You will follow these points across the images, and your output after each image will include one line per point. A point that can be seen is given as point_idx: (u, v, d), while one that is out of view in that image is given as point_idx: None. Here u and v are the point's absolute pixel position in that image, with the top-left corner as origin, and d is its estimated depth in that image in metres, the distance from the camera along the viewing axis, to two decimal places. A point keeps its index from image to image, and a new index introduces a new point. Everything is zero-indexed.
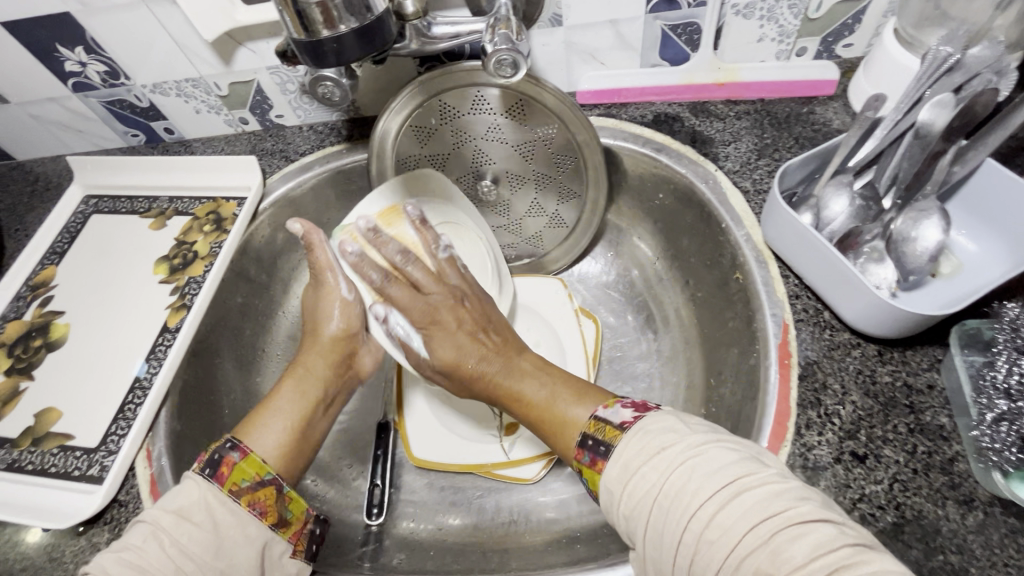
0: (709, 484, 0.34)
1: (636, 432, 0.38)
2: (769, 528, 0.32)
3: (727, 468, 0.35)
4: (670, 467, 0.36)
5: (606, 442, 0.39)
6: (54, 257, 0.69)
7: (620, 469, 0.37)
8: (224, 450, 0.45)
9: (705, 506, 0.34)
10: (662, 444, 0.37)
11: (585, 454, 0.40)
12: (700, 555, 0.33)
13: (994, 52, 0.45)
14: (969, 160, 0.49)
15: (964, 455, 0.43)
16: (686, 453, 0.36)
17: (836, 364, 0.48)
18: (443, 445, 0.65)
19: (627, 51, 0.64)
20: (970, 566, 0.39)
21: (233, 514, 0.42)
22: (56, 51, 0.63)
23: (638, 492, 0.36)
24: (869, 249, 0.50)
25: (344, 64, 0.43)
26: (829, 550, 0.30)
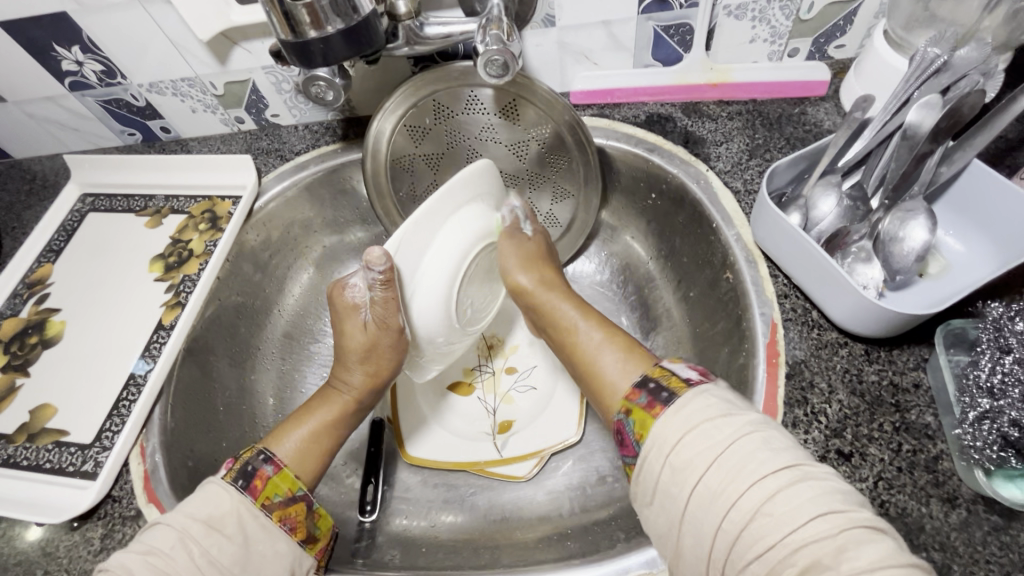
0: (773, 460, 0.34)
1: (701, 389, 0.38)
2: (834, 522, 0.31)
3: (786, 450, 0.35)
4: (735, 435, 0.35)
5: (669, 390, 0.39)
6: (51, 255, 0.69)
7: (677, 419, 0.37)
8: (259, 462, 0.45)
9: (766, 482, 0.33)
10: (720, 411, 0.37)
11: (642, 395, 0.40)
12: (755, 529, 0.32)
13: (982, 53, 0.46)
14: (956, 160, 0.49)
15: (947, 453, 0.43)
16: (748, 426, 0.36)
17: (823, 363, 0.48)
18: (438, 444, 0.66)
19: (620, 51, 0.65)
20: (952, 563, 0.39)
21: (262, 527, 0.43)
22: (53, 51, 0.63)
23: (688, 454, 0.36)
24: (857, 248, 0.51)
25: (332, 63, 0.44)
26: (886, 562, 0.30)
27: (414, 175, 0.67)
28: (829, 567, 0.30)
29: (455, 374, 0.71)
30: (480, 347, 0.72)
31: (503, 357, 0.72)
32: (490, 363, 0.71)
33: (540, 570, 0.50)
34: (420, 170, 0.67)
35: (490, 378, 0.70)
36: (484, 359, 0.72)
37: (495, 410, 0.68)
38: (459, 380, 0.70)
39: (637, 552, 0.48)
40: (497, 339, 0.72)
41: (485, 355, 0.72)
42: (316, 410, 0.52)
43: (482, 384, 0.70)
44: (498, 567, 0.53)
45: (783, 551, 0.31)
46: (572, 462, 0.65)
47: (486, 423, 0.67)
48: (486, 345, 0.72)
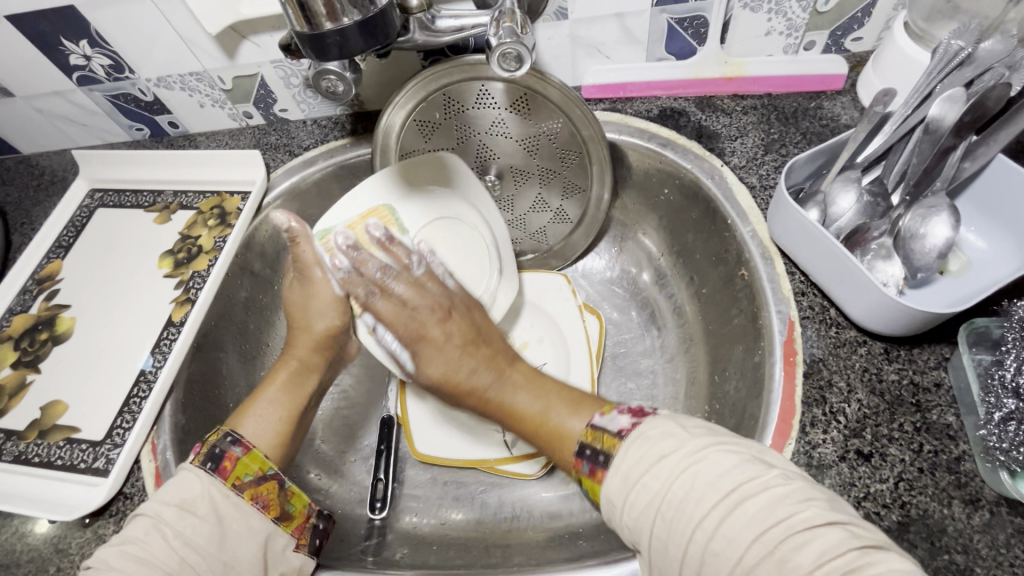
0: (709, 493, 0.33)
1: (635, 439, 0.38)
2: (772, 538, 0.31)
3: (723, 477, 0.34)
4: (667, 479, 0.35)
5: (604, 451, 0.39)
6: (60, 251, 0.69)
7: (618, 478, 0.37)
8: (227, 444, 0.45)
9: (703, 522, 0.33)
10: (662, 451, 0.36)
11: (583, 463, 0.39)
12: (708, 571, 0.32)
13: (1007, 46, 0.45)
14: (980, 156, 0.48)
15: (970, 453, 0.42)
16: (686, 459, 0.35)
17: (841, 362, 0.48)
18: (449, 442, 0.65)
19: (633, 45, 0.64)
20: (975, 566, 0.39)
21: (235, 506, 0.43)
22: (61, 45, 0.63)
23: (638, 505, 0.35)
24: (877, 246, 0.49)
25: (347, 57, 0.43)
26: (832, 556, 0.30)
27: None
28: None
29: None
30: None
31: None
32: None
33: (552, 569, 0.50)
34: None
35: None
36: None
37: None
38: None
39: None
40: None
41: None
42: (264, 385, 0.52)
43: None
44: (510, 566, 0.52)
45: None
46: None
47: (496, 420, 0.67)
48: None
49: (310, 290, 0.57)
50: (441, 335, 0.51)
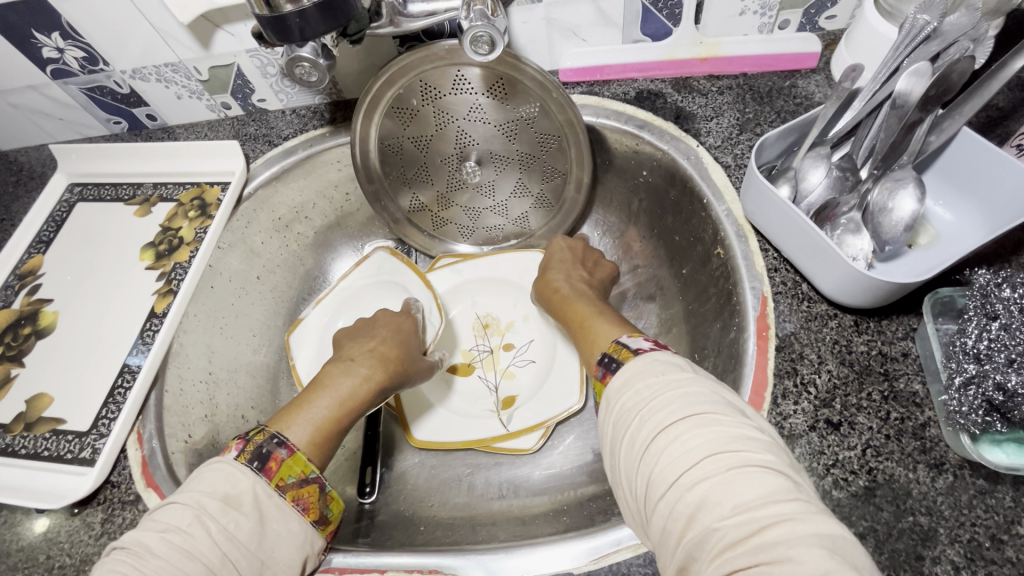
0: (686, 409, 0.34)
1: (645, 355, 0.39)
2: (727, 463, 0.31)
3: (707, 403, 0.34)
4: (659, 390, 0.36)
5: (618, 359, 0.40)
6: (41, 246, 0.69)
7: (624, 383, 0.38)
8: (273, 444, 0.42)
9: (671, 429, 0.33)
10: (663, 370, 0.37)
11: (599, 369, 0.41)
12: (657, 473, 0.33)
13: (972, 19, 0.44)
14: (945, 129, 0.49)
15: (935, 419, 0.43)
16: (677, 381, 0.36)
17: (813, 335, 0.49)
18: (439, 422, 0.67)
19: (608, 27, 0.64)
20: (939, 527, 0.40)
21: (278, 506, 0.40)
22: (33, 37, 0.63)
23: (623, 410, 0.37)
24: (846, 221, 0.50)
25: (309, 38, 0.43)
26: (770, 501, 0.30)
27: (404, 156, 0.67)
28: (719, 505, 0.30)
29: (452, 355, 0.71)
30: (476, 325, 0.73)
31: (500, 334, 0.72)
32: (486, 341, 0.72)
33: (534, 543, 0.51)
34: (409, 151, 0.67)
35: (489, 356, 0.71)
36: (480, 337, 0.72)
37: (497, 386, 0.69)
38: (457, 361, 0.71)
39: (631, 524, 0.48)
40: (494, 319, 0.73)
41: (481, 334, 0.72)
42: (309, 403, 0.48)
43: (482, 363, 0.71)
44: (495, 542, 0.53)
45: (678, 491, 0.31)
46: (568, 440, 0.66)
47: (488, 400, 0.68)
48: (481, 325, 0.73)
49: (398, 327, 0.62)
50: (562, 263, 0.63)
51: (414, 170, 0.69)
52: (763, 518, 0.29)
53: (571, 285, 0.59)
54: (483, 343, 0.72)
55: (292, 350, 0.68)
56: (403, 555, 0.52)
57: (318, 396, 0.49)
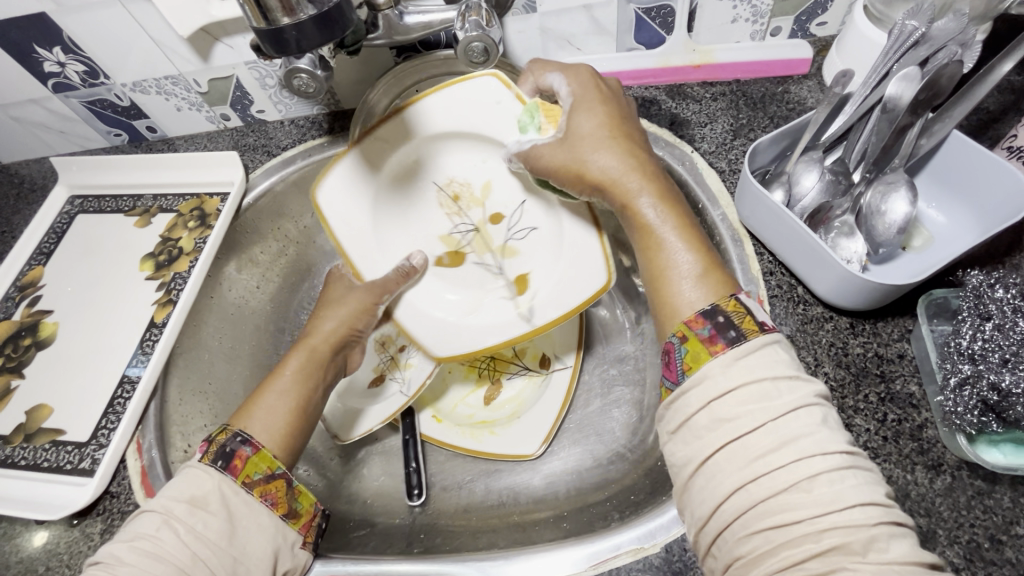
0: (827, 441, 0.32)
1: (773, 340, 0.36)
2: (872, 513, 0.30)
3: (842, 437, 0.33)
4: (794, 405, 0.33)
5: (739, 329, 0.36)
6: (42, 258, 0.69)
7: (738, 367, 0.34)
8: (236, 442, 0.43)
9: (814, 460, 0.31)
10: (789, 376, 0.34)
11: (707, 327, 0.36)
12: (783, 499, 0.31)
13: (959, 24, 0.46)
14: (935, 132, 0.49)
15: (932, 421, 0.44)
16: (812, 400, 0.34)
17: (809, 338, 0.49)
18: (436, 329, 0.62)
19: (602, 36, 0.65)
20: (938, 529, 0.40)
21: (245, 502, 0.41)
22: (34, 52, 0.64)
23: (742, 404, 0.33)
24: (840, 223, 0.51)
25: (307, 51, 0.41)
26: (913, 560, 0.29)
27: None
28: (855, 553, 0.29)
29: (436, 250, 0.64)
30: (445, 203, 0.64)
31: (477, 205, 0.63)
32: (467, 220, 0.64)
33: (533, 549, 0.50)
34: None
35: (477, 234, 0.64)
36: (458, 215, 0.64)
37: (501, 268, 0.63)
38: (444, 253, 0.64)
39: (630, 528, 0.48)
40: (461, 188, 0.63)
41: (457, 212, 0.64)
42: (259, 407, 0.48)
43: (472, 246, 0.64)
44: (495, 549, 0.53)
45: (809, 526, 0.30)
46: (568, 446, 0.66)
47: (498, 285, 0.63)
48: (451, 199, 0.64)
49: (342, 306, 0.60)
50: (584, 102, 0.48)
51: None
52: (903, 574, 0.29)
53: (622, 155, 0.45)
54: (463, 218, 0.64)
55: None
56: (403, 562, 0.52)
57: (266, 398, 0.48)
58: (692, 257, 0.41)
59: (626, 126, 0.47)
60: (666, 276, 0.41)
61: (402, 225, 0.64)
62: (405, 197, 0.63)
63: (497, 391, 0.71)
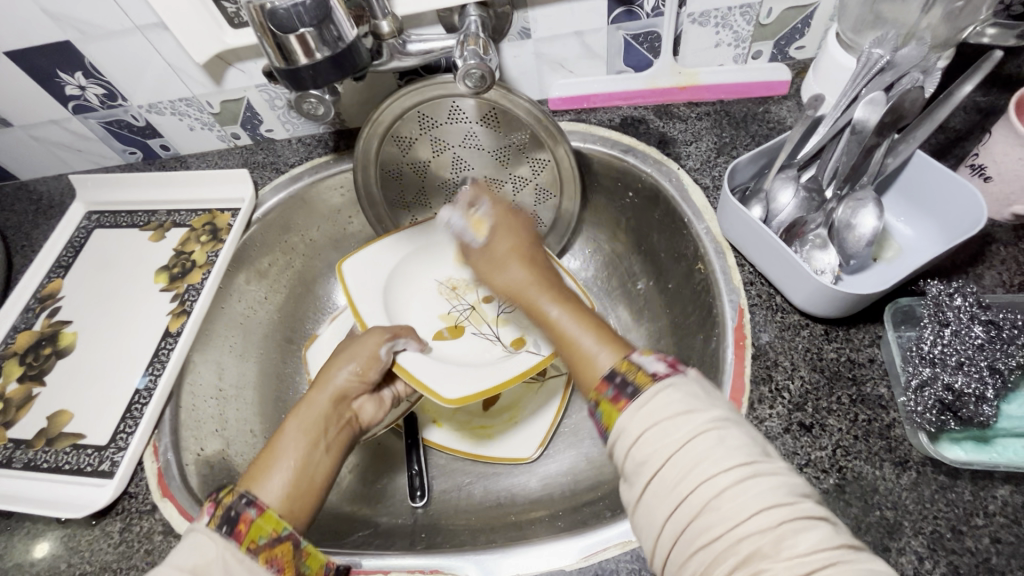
0: (727, 458, 0.34)
1: (666, 384, 0.37)
2: (776, 516, 0.32)
3: (742, 449, 0.34)
4: (693, 432, 0.35)
5: (634, 384, 0.38)
6: (60, 271, 0.73)
7: (642, 415, 0.37)
8: (242, 505, 0.42)
9: (718, 479, 0.33)
10: (687, 408, 0.36)
11: (610, 389, 0.39)
12: (700, 521, 0.33)
13: (920, 52, 0.50)
14: (900, 152, 0.53)
15: (899, 420, 0.47)
16: (709, 423, 0.35)
17: (786, 344, 0.52)
18: (437, 373, 0.60)
19: (593, 59, 0.69)
20: (904, 520, 0.43)
21: (248, 570, 0.40)
22: (57, 76, 0.68)
23: (651, 448, 0.35)
24: (814, 237, 0.54)
25: (322, 85, 0.45)
26: (826, 548, 0.31)
27: (403, 181, 0.73)
28: (770, 555, 0.31)
29: (435, 324, 0.69)
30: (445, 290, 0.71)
31: (472, 292, 0.72)
32: (464, 301, 0.71)
33: (529, 545, 0.53)
34: (408, 177, 0.73)
35: (472, 312, 0.70)
36: (455, 299, 0.71)
37: (497, 335, 0.68)
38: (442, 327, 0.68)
39: (619, 523, 0.51)
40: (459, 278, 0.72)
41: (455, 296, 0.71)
42: (263, 477, 0.46)
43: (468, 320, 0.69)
44: (494, 546, 0.56)
45: (727, 541, 0.32)
46: (563, 449, 0.69)
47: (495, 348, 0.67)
48: (451, 288, 0.72)
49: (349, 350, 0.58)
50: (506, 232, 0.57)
51: (412, 196, 0.75)
52: (815, 562, 0.30)
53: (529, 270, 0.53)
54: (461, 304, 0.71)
55: (310, 366, 0.72)
56: (405, 557, 0.55)
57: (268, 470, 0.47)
58: (583, 330, 0.46)
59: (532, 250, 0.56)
60: (579, 353, 0.45)
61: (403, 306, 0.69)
62: (409, 283, 0.70)
63: (496, 396, 0.73)
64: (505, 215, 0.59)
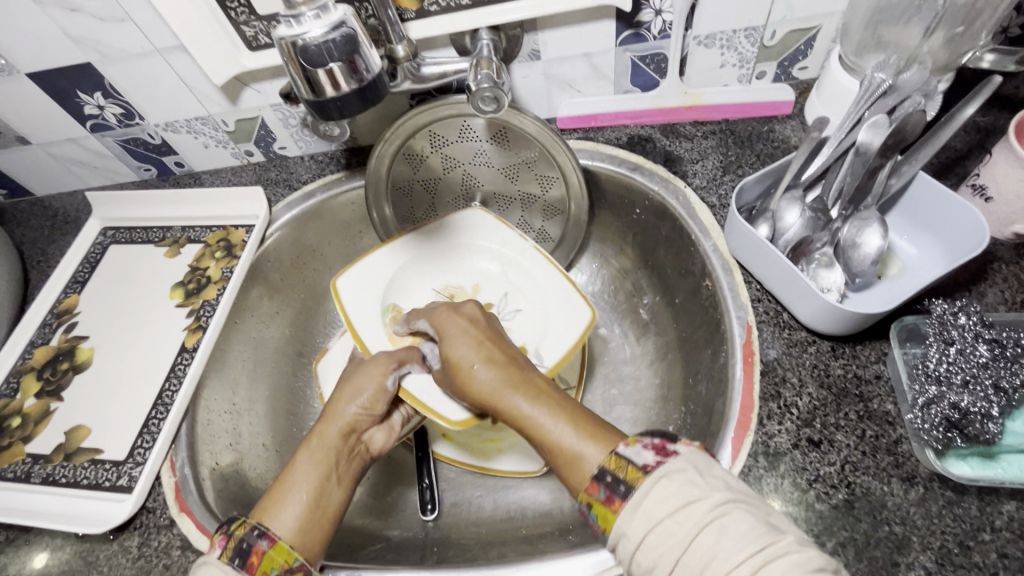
0: (735, 550, 0.34)
1: (659, 477, 0.37)
2: None
3: (749, 536, 0.34)
4: (695, 527, 0.35)
5: (626, 482, 0.38)
6: (77, 286, 0.74)
7: (638, 515, 0.37)
8: (254, 538, 0.44)
9: (736, 573, 0.33)
10: (685, 499, 0.36)
11: (600, 490, 0.39)
12: None
13: (922, 77, 0.52)
14: (904, 172, 0.54)
15: (906, 436, 0.48)
16: (712, 512, 0.35)
17: (794, 360, 0.53)
18: (439, 395, 0.61)
19: (601, 80, 0.70)
20: (912, 535, 0.44)
21: None
22: (77, 97, 0.69)
23: (656, 550, 0.35)
24: (820, 255, 0.56)
25: (347, 116, 0.46)
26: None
27: (415, 198, 0.75)
28: None
29: None
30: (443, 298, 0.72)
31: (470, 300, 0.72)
32: None
33: (542, 559, 0.54)
34: (420, 194, 0.74)
35: None
36: None
37: None
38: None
39: None
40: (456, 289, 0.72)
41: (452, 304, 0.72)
42: (273, 514, 0.47)
43: None
44: (506, 560, 0.57)
45: None
46: None
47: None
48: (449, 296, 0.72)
49: (353, 381, 0.58)
50: (467, 330, 0.56)
51: (422, 212, 0.76)
52: None
53: (494, 370, 0.51)
54: None
55: (320, 380, 0.72)
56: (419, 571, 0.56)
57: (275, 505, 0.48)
58: (556, 422, 0.44)
59: (498, 343, 0.54)
60: (561, 454, 0.42)
61: None
62: (406, 293, 0.71)
63: None
64: (457, 314, 0.58)
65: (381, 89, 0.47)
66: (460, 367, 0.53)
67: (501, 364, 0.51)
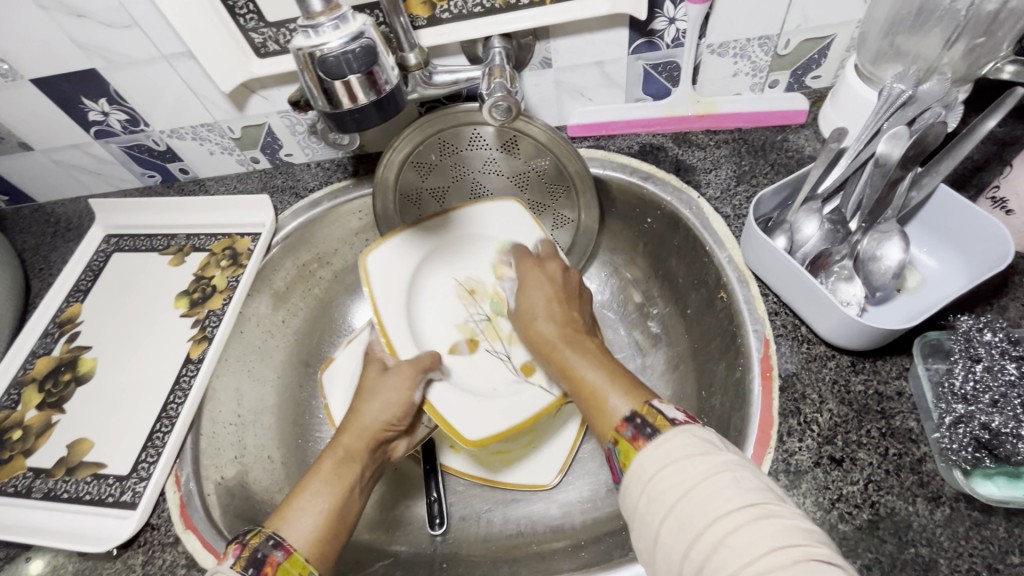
0: (738, 497, 0.34)
1: (682, 429, 0.38)
2: (791, 554, 0.31)
3: (756, 490, 0.34)
4: (706, 473, 0.35)
5: (654, 426, 0.39)
6: (79, 295, 0.73)
7: (655, 455, 0.37)
8: (269, 547, 0.43)
9: (732, 517, 0.33)
10: (700, 451, 0.36)
11: (629, 428, 0.40)
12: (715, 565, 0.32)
13: (943, 88, 0.51)
14: (924, 185, 0.53)
15: (931, 455, 0.47)
16: (723, 466, 0.35)
17: (813, 375, 0.52)
18: (461, 409, 0.59)
19: (612, 88, 0.69)
20: (939, 558, 0.43)
21: None
22: (82, 103, 0.68)
23: (663, 486, 0.36)
24: (839, 269, 0.55)
25: (363, 129, 0.45)
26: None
27: (421, 207, 0.73)
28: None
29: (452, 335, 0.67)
30: (462, 293, 0.70)
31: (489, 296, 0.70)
32: (482, 310, 0.70)
33: None
34: (427, 202, 0.73)
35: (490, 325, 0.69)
36: (471, 304, 0.70)
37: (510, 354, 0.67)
38: (458, 339, 0.67)
39: None
40: (477, 283, 0.70)
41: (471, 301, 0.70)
42: (290, 517, 0.46)
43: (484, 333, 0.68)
44: None
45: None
46: (582, 476, 0.69)
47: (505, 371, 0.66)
48: (467, 291, 0.70)
49: (382, 384, 0.57)
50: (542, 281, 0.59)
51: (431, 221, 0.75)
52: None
53: (557, 330, 0.54)
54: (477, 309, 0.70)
55: (326, 390, 0.71)
56: None
57: (295, 505, 0.47)
58: (600, 376, 0.46)
59: (572, 304, 0.57)
60: (596, 397, 0.45)
61: (420, 312, 0.67)
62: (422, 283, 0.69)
63: None
64: (546, 266, 0.60)
65: (398, 103, 0.46)
66: (529, 312, 0.57)
67: (566, 327, 0.54)
